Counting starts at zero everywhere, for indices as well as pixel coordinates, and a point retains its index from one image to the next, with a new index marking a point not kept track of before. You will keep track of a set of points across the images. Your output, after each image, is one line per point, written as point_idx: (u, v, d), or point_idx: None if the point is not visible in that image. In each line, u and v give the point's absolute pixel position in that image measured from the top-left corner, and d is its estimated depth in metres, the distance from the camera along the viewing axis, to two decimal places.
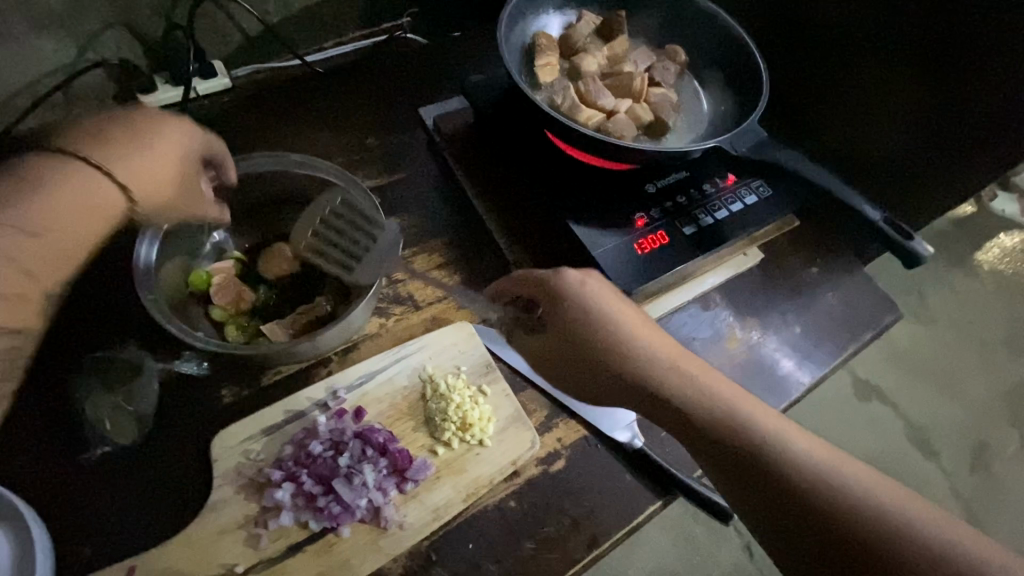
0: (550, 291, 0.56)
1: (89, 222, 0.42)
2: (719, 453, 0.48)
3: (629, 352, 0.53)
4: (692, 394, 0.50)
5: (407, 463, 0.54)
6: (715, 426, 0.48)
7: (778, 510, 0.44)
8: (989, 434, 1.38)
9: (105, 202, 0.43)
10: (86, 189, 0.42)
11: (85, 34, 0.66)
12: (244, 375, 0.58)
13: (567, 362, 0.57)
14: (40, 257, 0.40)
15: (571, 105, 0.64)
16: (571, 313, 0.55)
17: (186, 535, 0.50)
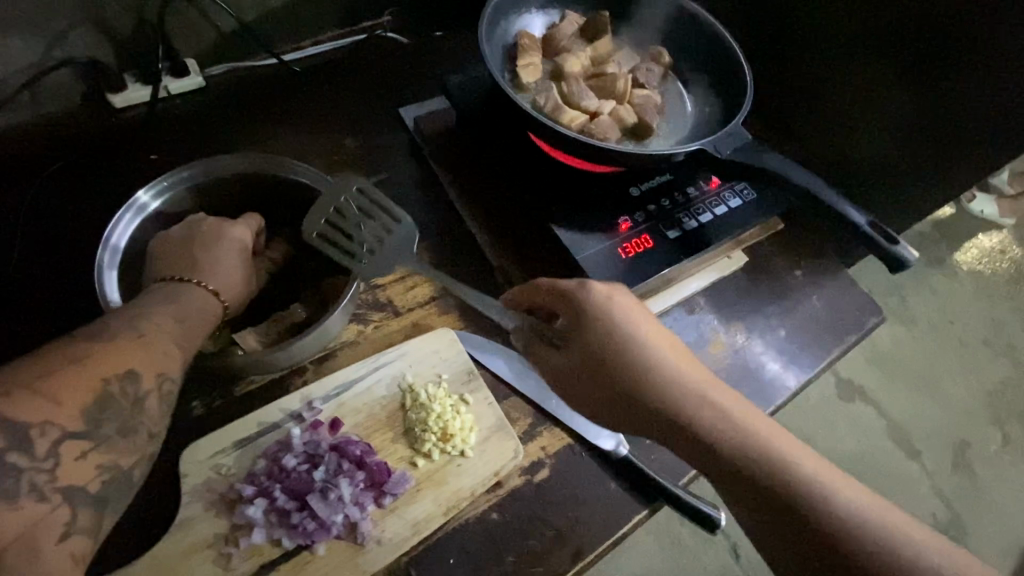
0: (574, 309, 0.53)
1: (203, 313, 0.51)
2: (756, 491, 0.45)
3: (661, 377, 0.50)
4: (725, 429, 0.47)
5: (385, 476, 0.52)
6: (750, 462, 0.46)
7: (817, 557, 0.42)
8: (970, 433, 1.40)
9: (209, 302, 0.52)
10: (200, 296, 0.51)
11: (50, 31, 0.63)
12: (215, 386, 0.56)
13: (586, 384, 0.53)
14: (179, 339, 0.48)
15: (554, 107, 0.63)
16: (603, 335, 0.52)
17: (152, 555, 0.48)
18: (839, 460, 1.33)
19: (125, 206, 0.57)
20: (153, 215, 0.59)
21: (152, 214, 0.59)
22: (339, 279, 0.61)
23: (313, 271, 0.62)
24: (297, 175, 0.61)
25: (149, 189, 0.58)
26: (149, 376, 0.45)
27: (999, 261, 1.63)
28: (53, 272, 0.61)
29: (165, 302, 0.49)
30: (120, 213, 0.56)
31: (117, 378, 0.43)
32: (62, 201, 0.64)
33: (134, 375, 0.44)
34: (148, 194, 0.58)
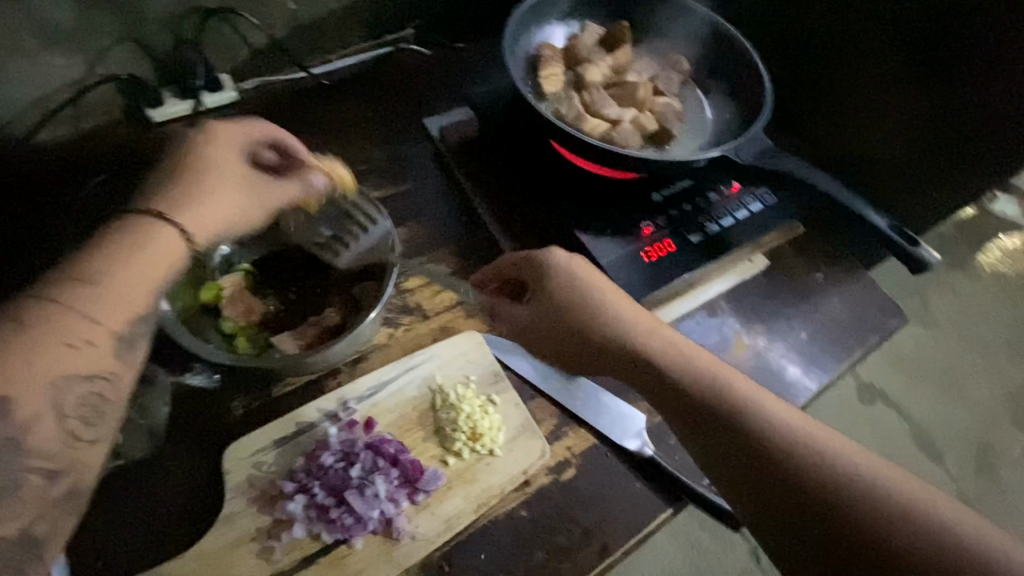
0: (536, 268, 0.57)
1: (148, 271, 0.44)
2: (713, 430, 0.47)
3: (610, 324, 0.54)
4: (690, 374, 0.50)
5: (418, 473, 0.54)
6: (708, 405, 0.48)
7: (805, 512, 0.42)
8: (995, 436, 1.38)
9: (161, 248, 0.45)
10: (148, 246, 0.45)
11: (95, 49, 0.66)
12: (254, 387, 0.58)
13: (547, 335, 0.56)
14: (107, 311, 0.42)
15: (576, 115, 0.65)
16: (561, 287, 0.55)
17: (199, 548, 0.50)
18: None
19: None
20: None
21: None
22: (369, 284, 0.62)
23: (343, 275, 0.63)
24: None
25: None
26: (32, 398, 0.38)
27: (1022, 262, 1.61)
28: None
29: (104, 255, 0.43)
30: None
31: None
32: (107, 211, 0.68)
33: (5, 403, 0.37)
34: None
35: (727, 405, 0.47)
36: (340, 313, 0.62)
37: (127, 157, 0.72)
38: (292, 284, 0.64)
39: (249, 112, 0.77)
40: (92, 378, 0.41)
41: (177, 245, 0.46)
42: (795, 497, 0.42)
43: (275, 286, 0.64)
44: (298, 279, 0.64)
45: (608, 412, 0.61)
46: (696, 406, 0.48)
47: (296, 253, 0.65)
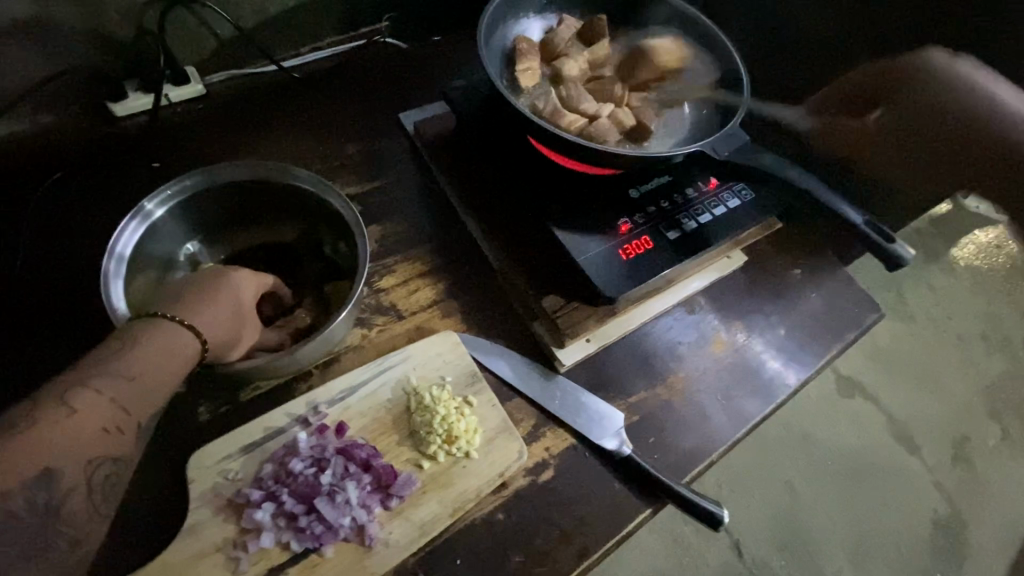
0: None
1: (164, 366, 0.48)
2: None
3: None
4: None
5: (391, 479, 0.53)
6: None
7: None
8: (970, 428, 1.41)
9: (183, 344, 0.49)
10: (170, 340, 0.48)
11: (52, 41, 0.64)
12: (221, 392, 0.56)
13: None
14: (131, 401, 0.46)
15: (553, 110, 0.64)
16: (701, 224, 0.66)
17: (162, 561, 0.48)
18: (838, 455, 1.35)
19: (131, 214, 0.57)
20: (159, 222, 0.59)
21: (157, 221, 0.59)
22: (342, 284, 0.62)
23: (316, 275, 0.63)
24: (300, 182, 0.61)
25: (155, 197, 0.58)
26: (75, 468, 0.44)
27: (996, 256, 1.64)
28: (57, 280, 0.61)
29: (156, 342, 0.48)
30: (125, 220, 0.56)
31: (43, 481, 0.43)
32: (68, 209, 0.65)
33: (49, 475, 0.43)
34: (154, 202, 0.58)
35: None
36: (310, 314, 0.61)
37: (87, 153, 0.69)
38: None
39: (215, 106, 0.74)
40: (95, 461, 0.45)
41: (189, 348, 0.49)
42: None
43: None
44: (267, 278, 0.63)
45: (585, 412, 0.60)
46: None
47: (266, 253, 0.64)
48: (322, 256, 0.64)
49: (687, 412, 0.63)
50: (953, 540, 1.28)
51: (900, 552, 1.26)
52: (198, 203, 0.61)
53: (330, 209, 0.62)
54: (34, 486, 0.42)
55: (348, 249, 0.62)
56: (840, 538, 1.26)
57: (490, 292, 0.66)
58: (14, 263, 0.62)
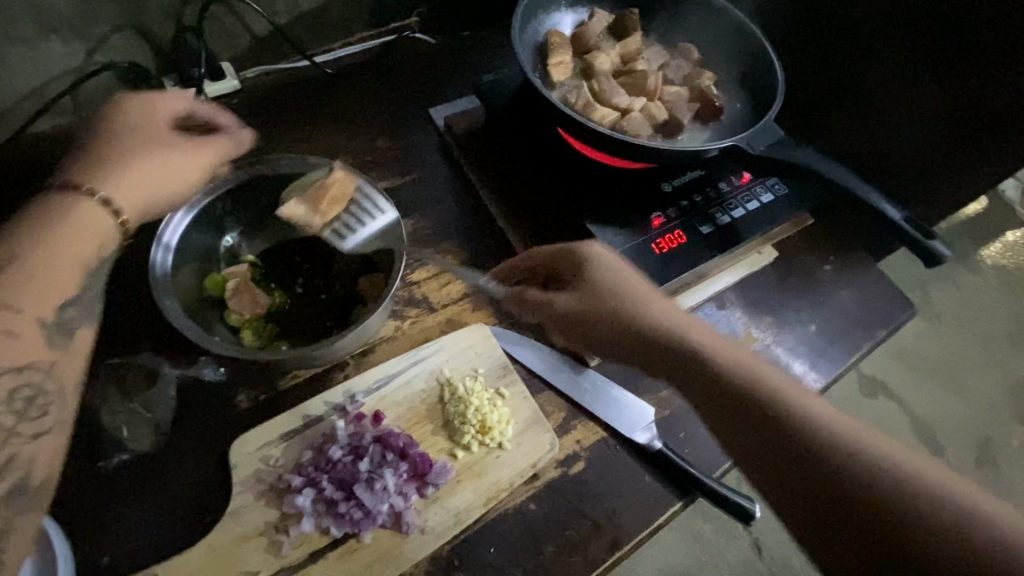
0: (579, 263, 0.58)
1: (79, 243, 0.45)
2: (774, 460, 0.45)
3: (648, 318, 0.55)
4: (756, 383, 0.49)
5: (427, 467, 0.54)
6: (748, 417, 0.48)
7: (812, 487, 0.44)
8: (997, 430, 1.38)
9: (93, 223, 0.47)
10: (82, 219, 0.46)
11: (94, 37, 0.65)
12: (262, 380, 0.58)
13: (587, 323, 0.57)
14: (45, 293, 0.43)
15: (585, 104, 0.64)
16: (629, 306, 0.55)
17: (207, 543, 0.50)
18: None
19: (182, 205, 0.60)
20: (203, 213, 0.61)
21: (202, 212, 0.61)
22: (377, 278, 0.61)
23: (350, 268, 0.62)
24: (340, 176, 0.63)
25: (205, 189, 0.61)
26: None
27: None
28: None
29: (46, 223, 0.45)
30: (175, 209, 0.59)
31: None
32: None
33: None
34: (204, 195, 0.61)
35: (778, 412, 0.47)
36: (345, 308, 0.61)
37: None
38: (297, 274, 0.62)
39: (251, 101, 0.75)
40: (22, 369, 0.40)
41: (108, 219, 0.48)
42: (839, 484, 0.43)
43: (280, 281, 0.62)
44: (304, 270, 0.63)
45: (617, 405, 0.60)
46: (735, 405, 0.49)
47: (301, 245, 0.64)
48: (356, 251, 0.63)
49: None
50: None
51: None
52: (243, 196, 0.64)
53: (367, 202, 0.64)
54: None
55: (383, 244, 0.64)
56: None
57: None
58: None
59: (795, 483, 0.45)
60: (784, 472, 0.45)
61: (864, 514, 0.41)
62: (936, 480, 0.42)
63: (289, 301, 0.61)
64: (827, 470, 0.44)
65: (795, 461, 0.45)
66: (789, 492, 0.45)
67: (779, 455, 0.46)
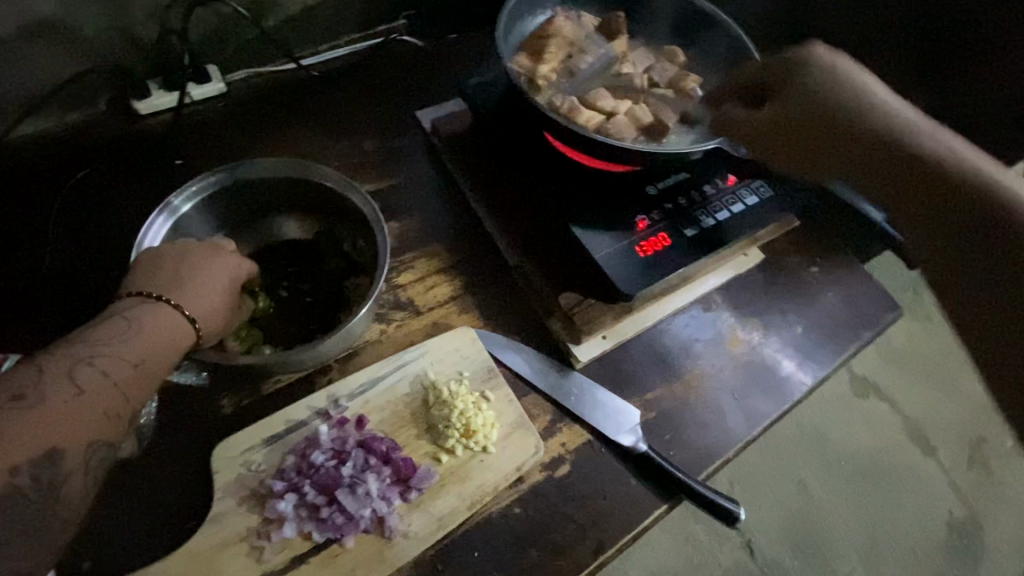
0: (801, 60, 0.58)
1: (161, 355, 0.48)
2: (959, 206, 0.47)
3: (871, 106, 0.55)
4: (947, 158, 0.49)
5: (411, 471, 0.54)
6: (888, 155, 0.52)
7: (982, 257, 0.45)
8: (988, 429, 1.39)
9: (174, 331, 0.49)
10: (165, 328, 0.48)
11: (78, 40, 0.65)
12: (245, 385, 0.57)
13: (795, 128, 0.57)
14: (128, 387, 0.46)
15: (569, 106, 0.64)
16: (880, 114, 0.54)
17: (187, 548, 0.49)
18: (853, 455, 1.34)
19: (158, 210, 0.58)
20: (183, 219, 0.60)
21: (182, 218, 0.60)
22: (362, 280, 0.62)
23: (336, 271, 0.63)
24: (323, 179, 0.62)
25: (180, 193, 0.59)
26: (75, 450, 0.43)
27: None
28: (82, 275, 0.63)
29: (133, 326, 0.47)
30: (152, 217, 0.57)
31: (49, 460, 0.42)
32: (94, 205, 0.67)
33: (55, 455, 0.42)
34: (179, 199, 0.59)
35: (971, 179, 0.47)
36: (330, 311, 0.61)
37: (113, 149, 0.71)
38: (282, 278, 0.63)
39: (237, 105, 0.75)
40: (92, 446, 0.44)
41: (184, 332, 0.49)
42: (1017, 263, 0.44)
43: (266, 286, 0.62)
44: (290, 273, 0.64)
45: (602, 408, 0.60)
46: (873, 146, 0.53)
47: (287, 248, 0.65)
48: (342, 253, 0.64)
49: (704, 408, 0.63)
50: (969, 541, 1.27)
51: (916, 555, 1.24)
52: (223, 199, 0.63)
53: (349, 204, 0.63)
54: (40, 465, 0.41)
55: (367, 245, 0.63)
56: (853, 538, 1.25)
57: (506, 288, 0.67)
58: (42, 258, 0.63)
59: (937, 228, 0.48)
60: (910, 179, 0.50)
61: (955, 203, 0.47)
62: None
63: (274, 306, 0.61)
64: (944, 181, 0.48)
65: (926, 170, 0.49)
66: (941, 231, 0.47)
67: (953, 230, 0.47)
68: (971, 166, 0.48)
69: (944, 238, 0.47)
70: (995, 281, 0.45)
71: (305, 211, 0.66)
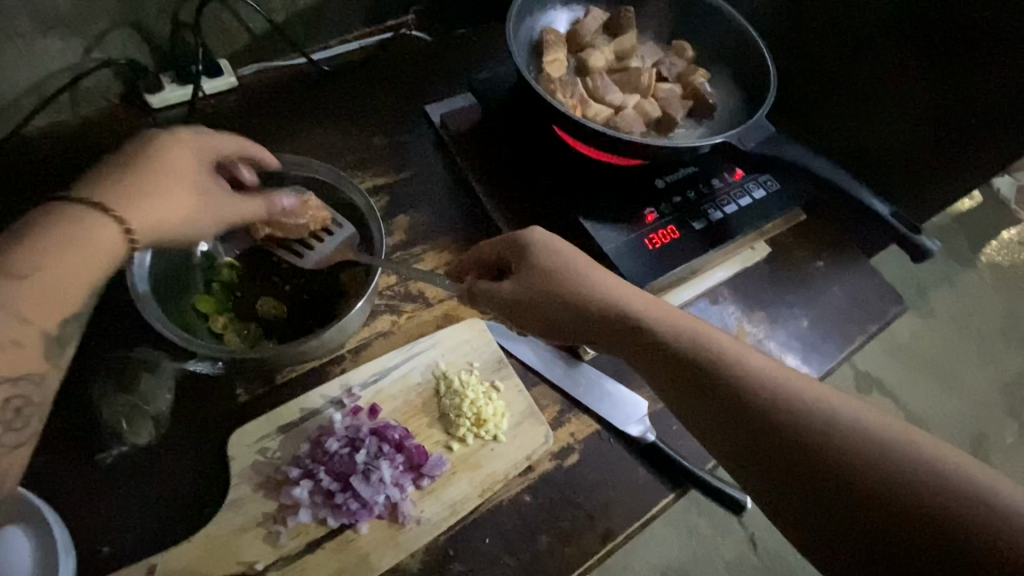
0: (517, 246, 0.53)
1: (89, 267, 0.42)
2: (778, 454, 0.39)
3: (568, 265, 0.51)
4: (706, 355, 0.43)
5: (423, 459, 0.55)
6: (764, 426, 0.40)
7: (802, 483, 0.38)
8: (990, 425, 1.39)
9: (107, 243, 0.43)
10: (87, 240, 0.42)
11: (92, 34, 0.66)
12: (258, 375, 0.58)
13: (535, 315, 0.51)
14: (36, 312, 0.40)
15: (580, 100, 0.65)
16: (571, 284, 0.50)
17: (205, 534, 0.50)
18: None
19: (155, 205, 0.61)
20: None
21: None
22: (358, 270, 0.62)
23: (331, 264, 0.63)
24: (319, 174, 0.65)
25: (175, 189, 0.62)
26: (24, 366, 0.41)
27: (1018, 253, 1.62)
28: None
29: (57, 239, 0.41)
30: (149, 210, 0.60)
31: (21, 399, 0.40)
32: None
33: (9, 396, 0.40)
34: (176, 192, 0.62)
35: (739, 388, 0.41)
36: (327, 304, 0.61)
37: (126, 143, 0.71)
38: (274, 274, 0.62)
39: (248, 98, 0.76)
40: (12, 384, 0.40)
41: (116, 249, 0.44)
42: (826, 474, 0.37)
43: (262, 280, 0.62)
44: (283, 267, 0.63)
45: (610, 398, 0.61)
46: (765, 437, 0.39)
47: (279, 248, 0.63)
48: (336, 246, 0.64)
49: None
50: None
51: None
52: None
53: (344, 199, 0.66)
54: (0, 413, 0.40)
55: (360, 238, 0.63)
56: None
57: None
58: None
59: (711, 428, 0.42)
60: (863, 509, 0.36)
61: (833, 490, 0.37)
62: (816, 399, 0.40)
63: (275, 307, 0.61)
64: (831, 482, 0.37)
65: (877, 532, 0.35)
66: (755, 453, 0.40)
67: (789, 474, 0.38)
68: (793, 421, 0.39)
69: (803, 495, 0.38)
70: (818, 487, 0.37)
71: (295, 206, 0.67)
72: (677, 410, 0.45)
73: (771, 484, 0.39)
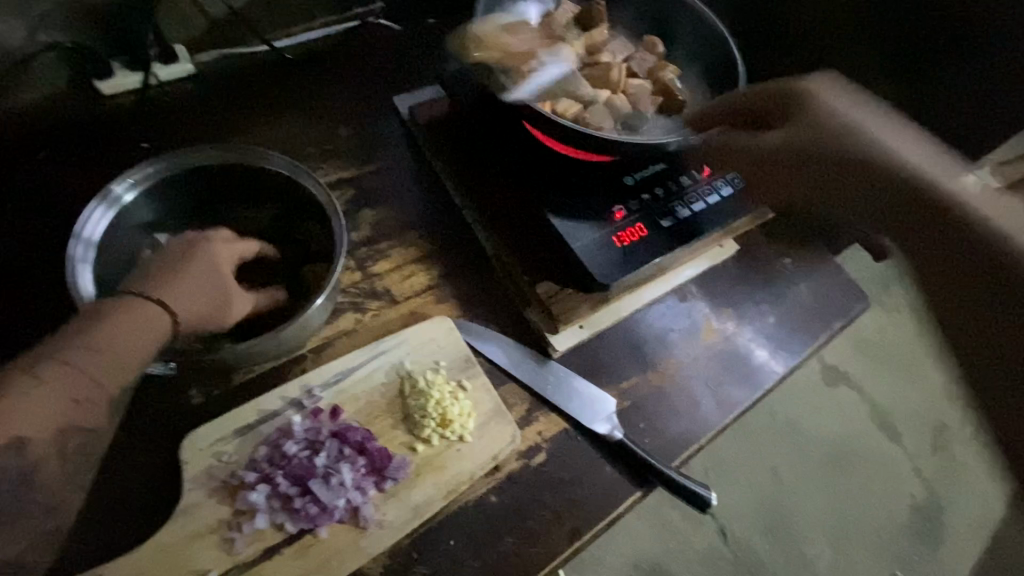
0: (798, 97, 0.55)
1: (135, 340, 0.45)
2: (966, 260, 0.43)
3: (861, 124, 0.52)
4: (944, 180, 0.46)
5: (386, 461, 0.53)
6: (952, 231, 0.44)
7: (957, 271, 0.43)
8: (950, 417, 1.44)
9: (155, 320, 0.46)
10: (137, 315, 0.45)
11: (35, 16, 0.62)
12: (214, 376, 0.56)
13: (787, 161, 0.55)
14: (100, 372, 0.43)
15: (547, 95, 0.64)
16: (844, 128, 0.52)
17: (155, 542, 0.48)
18: (822, 441, 1.38)
19: (97, 199, 0.56)
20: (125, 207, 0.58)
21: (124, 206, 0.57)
22: (319, 268, 0.61)
23: (290, 261, 0.62)
24: (273, 165, 0.61)
25: (120, 180, 0.57)
26: (45, 440, 0.41)
27: None
28: (41, 262, 0.60)
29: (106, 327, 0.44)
30: (90, 205, 0.55)
31: (14, 450, 0.40)
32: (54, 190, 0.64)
33: (19, 445, 0.40)
34: (119, 185, 0.57)
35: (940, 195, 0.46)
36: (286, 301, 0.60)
37: (74, 133, 0.67)
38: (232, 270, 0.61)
39: (207, 87, 0.73)
40: (64, 433, 0.42)
41: (163, 324, 0.46)
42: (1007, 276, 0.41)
43: None
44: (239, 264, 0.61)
45: (578, 397, 0.60)
46: (924, 201, 0.46)
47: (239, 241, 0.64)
48: (296, 243, 0.63)
49: (677, 397, 0.64)
50: (931, 525, 1.32)
51: (879, 538, 1.29)
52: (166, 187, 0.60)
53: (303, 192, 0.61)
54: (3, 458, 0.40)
55: (320, 232, 0.62)
56: (823, 523, 1.29)
57: (484, 278, 0.66)
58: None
59: (916, 242, 0.46)
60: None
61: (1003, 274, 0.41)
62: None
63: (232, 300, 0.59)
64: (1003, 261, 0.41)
65: (1018, 343, 0.41)
66: (931, 243, 0.45)
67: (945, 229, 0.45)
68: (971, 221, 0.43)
69: (944, 271, 0.44)
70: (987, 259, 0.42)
71: (254, 198, 0.64)
72: (895, 231, 0.48)
73: (924, 238, 0.45)
